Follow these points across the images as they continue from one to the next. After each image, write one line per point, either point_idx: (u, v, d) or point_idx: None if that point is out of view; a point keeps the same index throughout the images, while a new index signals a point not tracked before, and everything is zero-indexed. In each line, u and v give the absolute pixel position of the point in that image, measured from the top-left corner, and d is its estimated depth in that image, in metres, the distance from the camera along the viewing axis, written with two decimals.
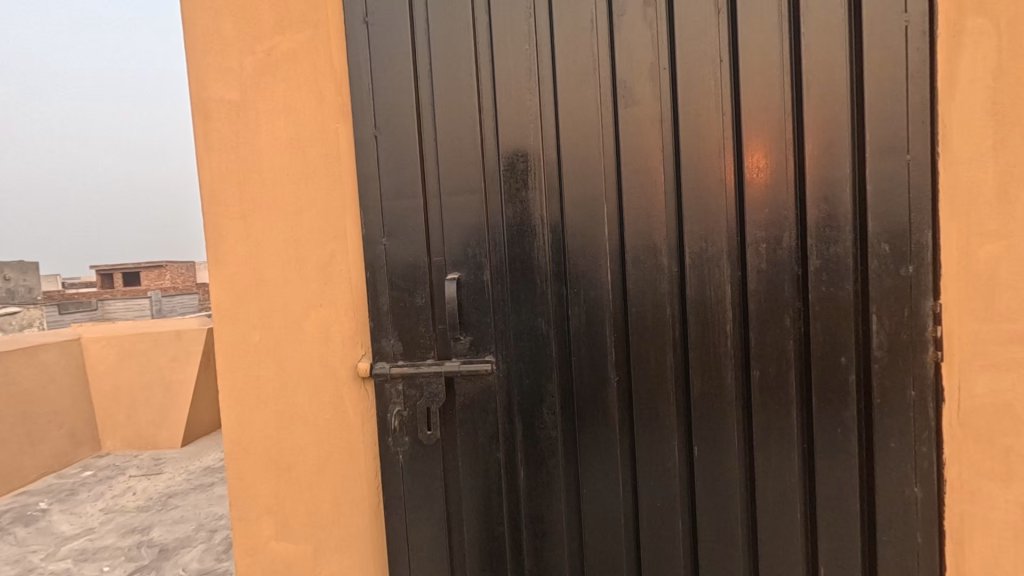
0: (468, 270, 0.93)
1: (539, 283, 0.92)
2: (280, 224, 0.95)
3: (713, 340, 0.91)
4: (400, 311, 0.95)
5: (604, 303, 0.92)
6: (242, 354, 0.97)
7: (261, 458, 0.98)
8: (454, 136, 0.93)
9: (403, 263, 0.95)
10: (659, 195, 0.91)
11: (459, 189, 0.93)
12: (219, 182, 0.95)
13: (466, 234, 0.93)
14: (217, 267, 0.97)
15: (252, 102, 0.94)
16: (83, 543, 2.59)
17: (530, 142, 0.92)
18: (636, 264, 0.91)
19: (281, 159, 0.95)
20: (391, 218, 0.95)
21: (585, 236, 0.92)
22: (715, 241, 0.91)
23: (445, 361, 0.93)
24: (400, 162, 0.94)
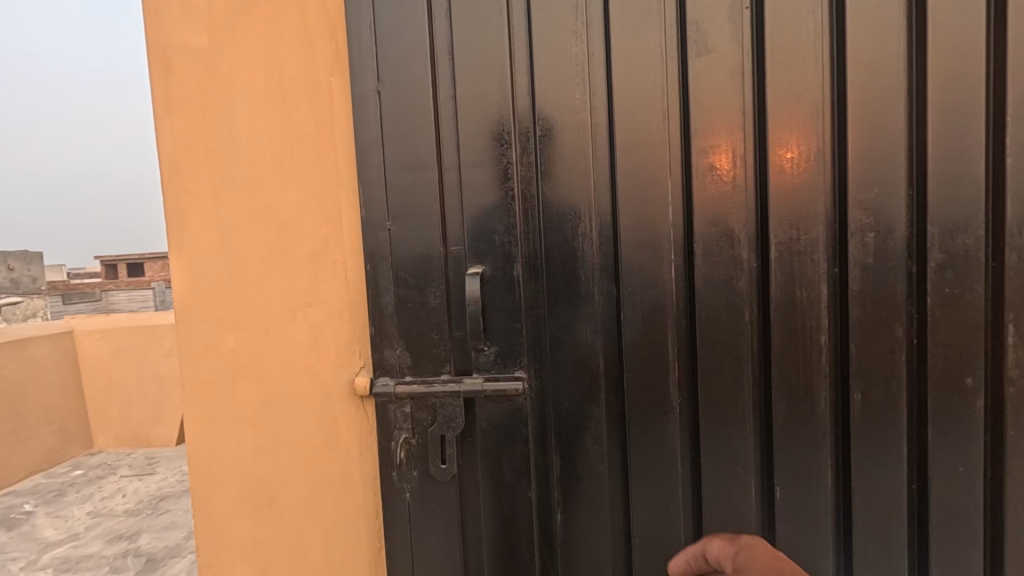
0: (494, 264, 0.74)
1: (585, 279, 0.73)
2: (260, 202, 0.76)
3: (803, 355, 0.72)
4: (407, 313, 0.77)
5: (667, 304, 0.73)
6: (210, 365, 0.76)
7: (235, 493, 0.77)
8: (477, 93, 0.74)
9: (413, 254, 0.77)
10: (735, 168, 0.72)
11: (484, 160, 0.74)
12: (181, 151, 0.75)
13: (493, 219, 0.74)
14: (180, 252, 0.75)
15: (224, 50, 0.74)
16: (66, 551, 2.42)
17: (575, 103, 0.73)
18: (706, 257, 0.72)
19: (262, 120, 0.75)
20: (398, 197, 0.76)
21: (642, 221, 0.73)
22: (809, 229, 0.71)
23: (462, 378, 0.75)
24: (409, 127, 0.75)
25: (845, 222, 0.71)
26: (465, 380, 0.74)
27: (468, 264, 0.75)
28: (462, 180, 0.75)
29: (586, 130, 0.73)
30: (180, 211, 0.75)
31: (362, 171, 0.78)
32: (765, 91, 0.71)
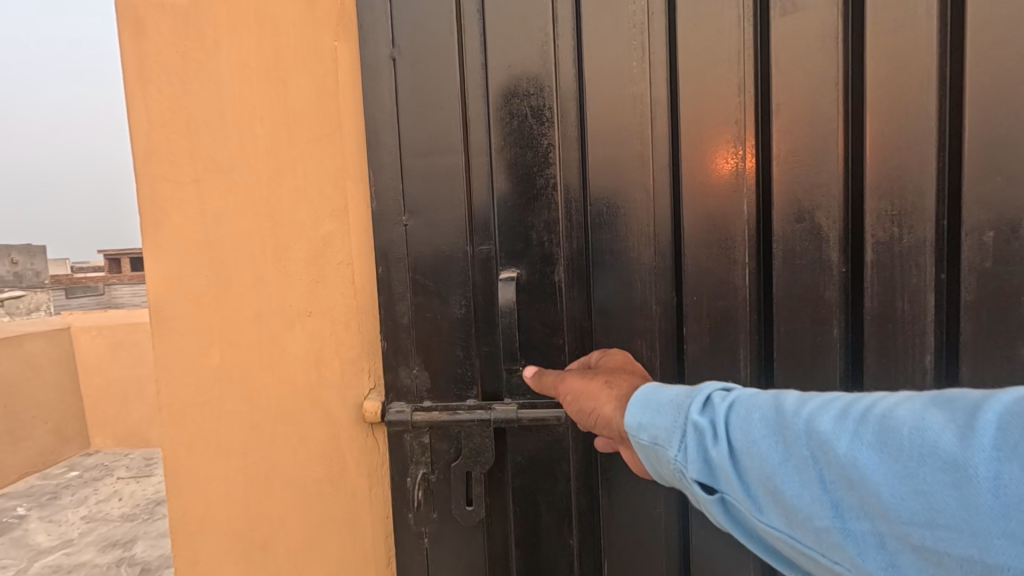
0: (532, 266, 0.63)
1: (641, 286, 0.62)
2: (252, 191, 0.64)
3: (906, 379, 0.60)
4: (427, 326, 0.65)
5: (739, 316, 0.62)
6: (190, 387, 0.65)
7: (224, 534, 0.67)
8: (516, 61, 0.62)
9: (434, 254, 0.64)
10: (821, 154, 0.60)
11: (522, 142, 0.62)
12: (157, 133, 0.63)
13: (531, 212, 0.62)
14: (156, 252, 0.64)
15: (207, 9, 0.62)
16: (57, 559, 2.32)
17: (632, 72, 0.61)
18: (784, 260, 0.61)
19: (253, 95, 0.63)
20: (417, 186, 0.64)
21: (705, 216, 0.61)
22: (915, 227, 0.59)
23: (491, 405, 0.63)
24: (431, 101, 0.63)
25: (957, 219, 0.59)
26: (497, 407, 0.63)
27: (501, 265, 0.64)
28: (496, 165, 0.63)
29: (642, 105, 0.61)
30: (156, 201, 0.64)
31: (374, 154, 0.64)
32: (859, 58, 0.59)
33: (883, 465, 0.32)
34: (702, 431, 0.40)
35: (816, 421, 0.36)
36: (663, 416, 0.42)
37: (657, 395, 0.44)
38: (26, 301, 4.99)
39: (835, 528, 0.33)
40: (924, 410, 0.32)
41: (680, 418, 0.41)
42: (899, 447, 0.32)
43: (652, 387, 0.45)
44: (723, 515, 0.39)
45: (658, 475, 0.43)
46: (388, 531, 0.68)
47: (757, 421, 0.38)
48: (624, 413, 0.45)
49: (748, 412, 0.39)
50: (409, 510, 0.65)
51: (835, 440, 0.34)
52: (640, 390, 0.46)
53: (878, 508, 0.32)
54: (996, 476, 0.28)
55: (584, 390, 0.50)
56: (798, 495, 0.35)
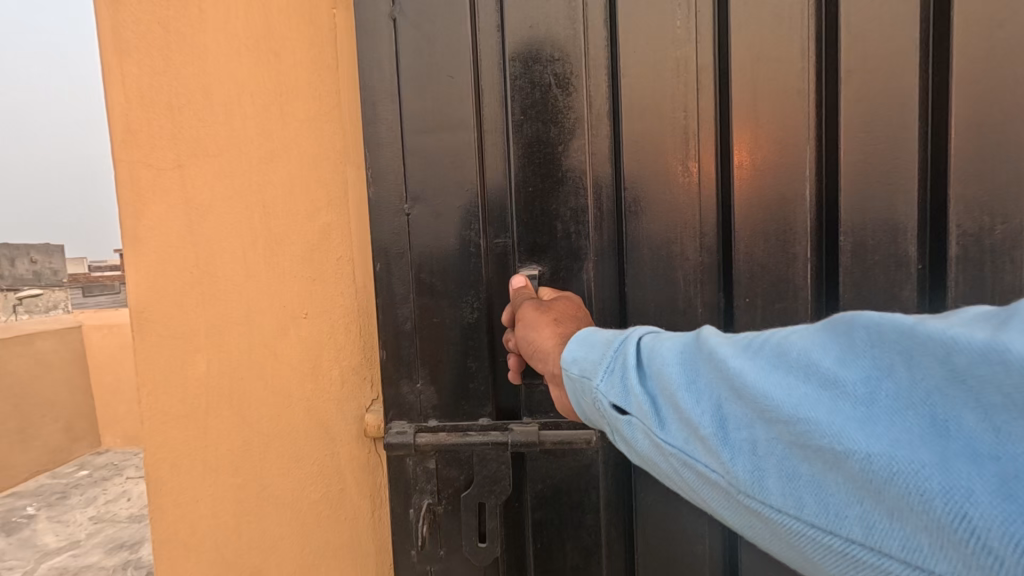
0: (557, 259, 0.60)
1: (697, 276, 0.63)
2: (240, 177, 0.57)
3: None
4: (434, 332, 0.59)
5: (802, 304, 0.64)
6: (177, 396, 0.59)
7: (215, 559, 0.61)
8: (538, 31, 0.58)
9: (442, 249, 0.59)
10: (891, 142, 0.63)
11: (550, 124, 0.59)
12: (134, 112, 0.56)
13: (557, 199, 0.60)
14: (136, 249, 0.57)
15: None
16: (64, 561, 2.29)
17: (677, 34, 0.60)
18: (857, 243, 0.64)
19: (235, 64, 0.56)
20: (422, 170, 0.58)
21: (768, 201, 0.62)
22: (1008, 218, 0.63)
23: (505, 426, 0.58)
24: (435, 69, 0.57)
25: (1002, 199, 0.63)
26: (513, 428, 0.58)
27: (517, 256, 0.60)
28: (513, 144, 0.59)
29: (683, 86, 0.61)
30: (135, 188, 0.57)
31: (371, 129, 0.58)
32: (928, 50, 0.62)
33: (758, 366, 0.30)
34: (624, 358, 0.38)
35: (710, 337, 0.34)
36: (593, 348, 0.41)
37: (595, 332, 0.43)
38: (38, 299, 5.01)
39: (712, 435, 0.31)
40: (813, 331, 0.30)
41: (610, 350, 0.39)
42: (783, 356, 0.30)
43: (587, 327, 0.44)
44: (625, 436, 0.36)
45: (583, 412, 0.41)
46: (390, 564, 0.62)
47: (663, 344, 0.36)
48: (564, 350, 0.43)
49: (657, 337, 0.37)
50: (414, 545, 0.59)
51: (718, 349, 0.32)
52: (580, 330, 0.45)
53: (751, 408, 0.29)
54: (853, 376, 0.27)
55: (531, 321, 0.49)
56: (683, 404, 0.32)
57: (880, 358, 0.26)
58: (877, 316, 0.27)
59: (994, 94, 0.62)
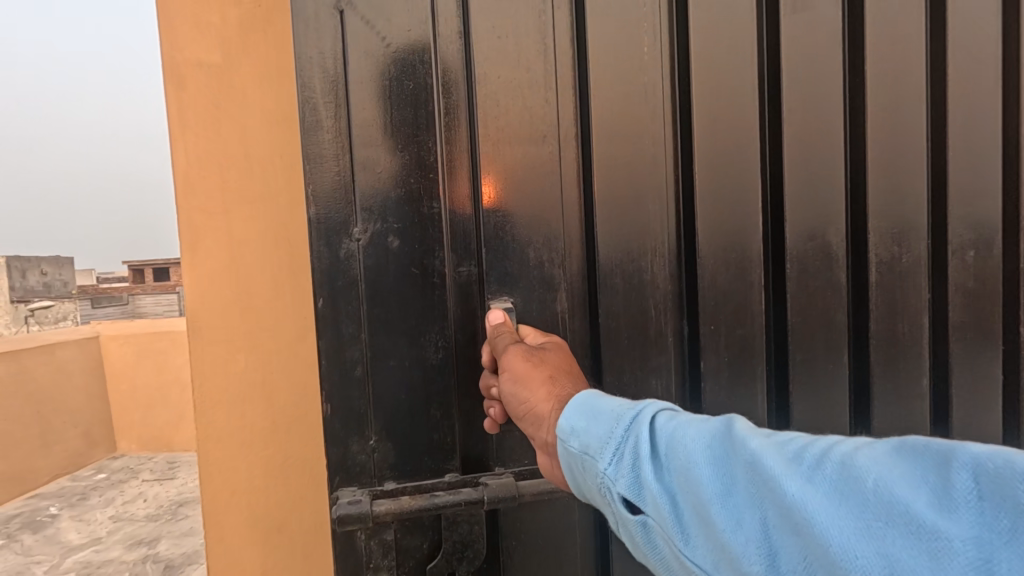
0: (528, 290, 0.73)
1: (664, 306, 0.80)
2: (271, 220, 0.77)
3: (902, 353, 0.87)
4: (386, 353, 0.69)
5: (756, 327, 0.82)
6: (221, 389, 0.75)
7: (246, 518, 0.78)
8: (489, 70, 0.71)
9: (399, 276, 0.69)
10: (828, 174, 0.83)
11: (509, 159, 0.72)
12: (194, 169, 0.73)
13: (535, 228, 0.74)
14: (192, 272, 0.74)
15: (238, 66, 0.75)
16: (88, 555, 2.46)
17: (644, 58, 0.77)
18: (797, 264, 0.83)
19: (276, 136, 0.76)
20: (381, 204, 0.68)
21: (721, 225, 0.80)
22: (912, 245, 0.86)
23: (460, 488, 0.69)
24: (392, 100, 0.67)
25: (913, 230, 0.86)
26: (482, 484, 0.69)
27: (487, 283, 0.72)
28: (477, 175, 0.71)
29: (644, 120, 0.77)
30: (193, 226, 0.74)
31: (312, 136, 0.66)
32: (846, 107, 0.85)
33: (824, 497, 0.36)
34: (634, 443, 0.46)
35: (756, 446, 0.40)
36: (600, 426, 0.49)
37: (597, 406, 0.51)
38: (52, 310, 5.19)
39: (765, 564, 0.37)
40: (886, 462, 0.36)
41: (618, 430, 0.47)
42: (863, 493, 0.35)
43: (595, 398, 0.52)
44: (644, 530, 0.44)
45: (586, 486, 0.49)
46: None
47: (698, 446, 0.43)
48: (560, 416, 0.52)
49: (692, 435, 0.43)
50: None
51: (773, 467, 0.38)
52: (584, 399, 0.53)
53: (812, 544, 0.35)
54: (954, 526, 0.32)
55: (529, 378, 0.58)
56: (721, 515, 0.39)
57: (987, 518, 0.31)
58: (992, 473, 0.32)
59: (881, 137, 0.84)
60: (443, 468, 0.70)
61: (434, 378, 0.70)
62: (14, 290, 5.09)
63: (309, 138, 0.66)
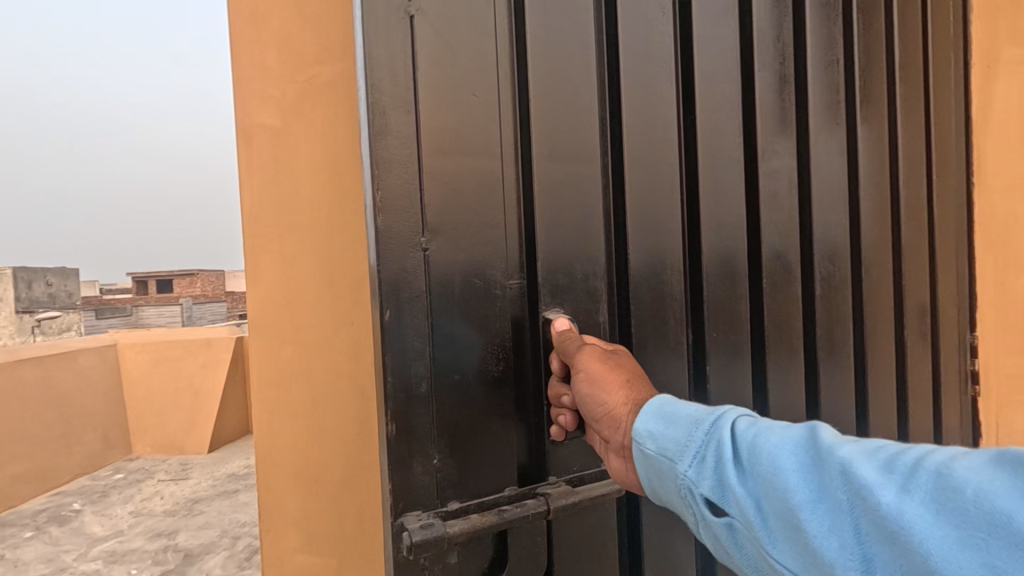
0: (577, 303, 0.54)
1: (683, 316, 0.62)
2: (312, 242, 0.98)
3: (844, 373, 0.78)
4: (450, 393, 0.47)
5: (745, 342, 0.67)
6: (274, 370, 1.01)
7: (290, 472, 1.01)
8: (557, 52, 0.52)
9: (464, 289, 0.47)
10: (788, 181, 0.72)
11: (570, 158, 0.53)
12: (258, 206, 1.00)
13: (573, 242, 0.54)
14: (254, 280, 1.01)
15: (292, 127, 0.99)
16: (112, 545, 2.65)
17: (663, 37, 0.60)
18: (772, 270, 0.70)
19: (322, 181, 0.98)
20: (447, 207, 0.46)
21: (727, 234, 0.66)
22: (840, 264, 0.77)
23: (533, 493, 0.51)
24: (461, 76, 0.47)
25: (864, 238, 0.80)
26: (546, 491, 0.51)
27: (541, 300, 0.52)
28: (540, 178, 0.51)
29: (672, 115, 0.61)
30: (254, 248, 1.00)
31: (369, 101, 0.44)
32: (816, 104, 0.74)
33: (939, 516, 0.26)
34: (714, 447, 0.35)
35: (845, 452, 0.30)
36: (676, 428, 0.38)
37: (674, 409, 0.39)
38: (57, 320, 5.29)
39: None
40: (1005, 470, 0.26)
41: (696, 434, 0.36)
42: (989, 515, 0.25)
43: (668, 402, 0.40)
44: (728, 540, 0.34)
45: (660, 498, 0.38)
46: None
47: (782, 453, 0.32)
48: (635, 420, 0.40)
49: (777, 443, 0.32)
50: None
51: (870, 479, 0.28)
52: (660, 406, 0.40)
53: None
54: None
55: (603, 376, 0.44)
56: (816, 533, 0.29)
57: None
58: None
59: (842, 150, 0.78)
60: (503, 477, 0.50)
61: (485, 426, 0.49)
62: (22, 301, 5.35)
63: (376, 110, 0.43)
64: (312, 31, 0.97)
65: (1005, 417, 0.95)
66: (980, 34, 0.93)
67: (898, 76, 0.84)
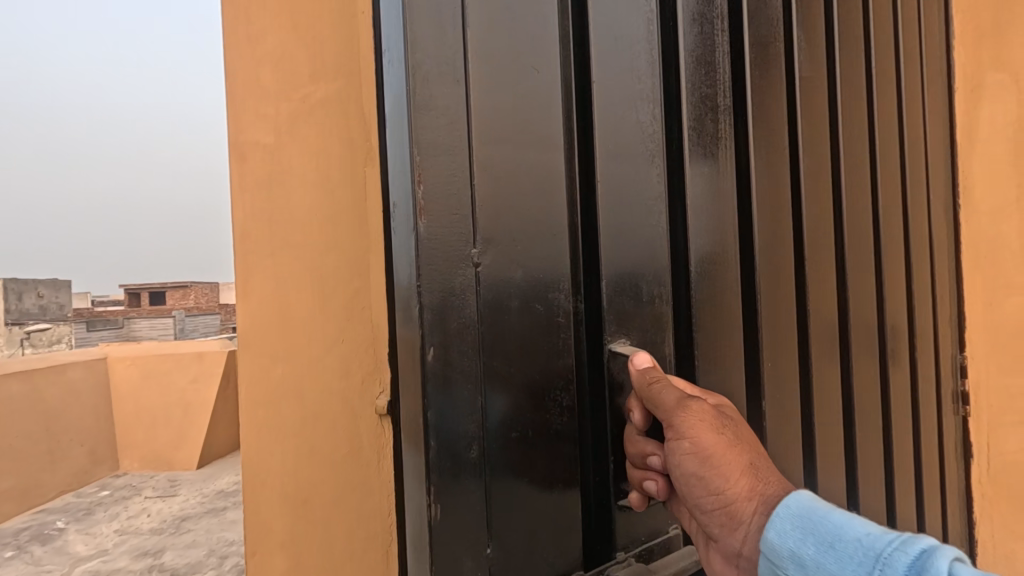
0: (643, 332, 0.56)
1: (737, 333, 0.64)
2: (306, 257, 0.98)
3: (858, 386, 0.79)
4: (508, 426, 0.48)
5: (788, 358, 0.69)
6: (266, 387, 0.99)
7: (279, 492, 0.99)
8: (610, 73, 0.55)
9: (522, 315, 0.49)
10: (820, 204, 0.75)
11: (613, 162, 0.54)
12: (250, 222, 0.99)
13: (636, 253, 0.56)
14: (245, 297, 1.00)
15: (286, 144, 0.99)
16: (95, 565, 2.57)
17: (714, 65, 0.63)
18: (812, 296, 0.73)
19: (316, 198, 0.98)
20: (492, 202, 0.47)
21: (769, 260, 0.67)
22: (862, 280, 0.80)
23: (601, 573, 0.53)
24: (513, 90, 0.48)
25: (883, 255, 0.83)
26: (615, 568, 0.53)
27: (608, 322, 0.54)
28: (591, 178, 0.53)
29: (710, 125, 0.62)
30: (246, 264, 0.99)
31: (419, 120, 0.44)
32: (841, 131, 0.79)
33: None
34: None
35: None
36: (845, 554, 0.38)
37: (824, 519, 0.41)
38: (44, 333, 5.14)
39: None
40: None
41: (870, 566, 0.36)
42: None
43: (822, 510, 0.41)
44: None
45: None
46: (389, 507, 0.94)
47: None
48: (774, 525, 0.42)
49: None
50: None
51: None
52: (801, 506, 0.42)
53: None
54: None
55: (710, 455, 0.47)
56: None
57: None
58: None
59: (859, 171, 0.81)
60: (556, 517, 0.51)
61: (543, 463, 0.50)
62: (9, 313, 5.29)
63: (421, 98, 0.44)
64: (309, 52, 0.98)
65: (997, 437, 0.95)
66: (963, 60, 0.96)
67: (903, 101, 0.88)
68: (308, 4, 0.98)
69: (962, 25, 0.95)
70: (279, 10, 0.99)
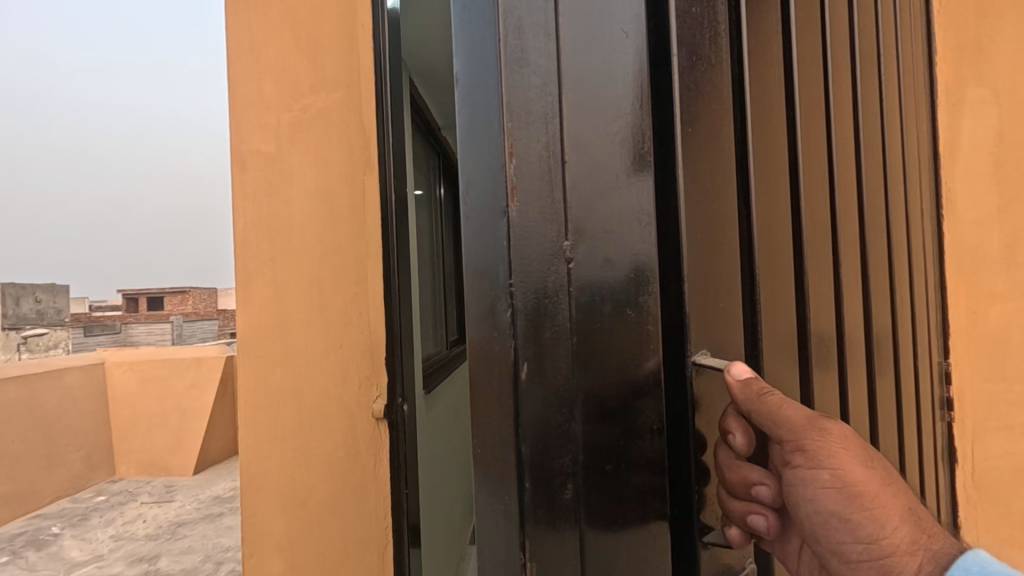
0: (725, 336, 0.42)
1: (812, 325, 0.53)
2: (305, 263, 1.00)
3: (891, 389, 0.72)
4: (598, 472, 0.36)
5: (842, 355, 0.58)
6: (263, 392, 1.00)
7: (276, 496, 1.00)
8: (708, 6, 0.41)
9: (615, 325, 0.37)
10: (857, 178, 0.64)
11: (702, 126, 0.40)
12: (249, 228, 1.01)
13: (711, 251, 0.41)
14: (244, 302, 1.01)
15: (287, 153, 1.01)
16: (90, 570, 2.51)
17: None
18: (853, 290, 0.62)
19: (315, 206, 1.00)
20: (581, 185, 0.37)
21: (822, 265, 0.55)
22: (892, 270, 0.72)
23: None
24: (594, 37, 0.37)
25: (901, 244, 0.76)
26: None
27: (691, 327, 0.39)
28: (681, 141, 0.39)
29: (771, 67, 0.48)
30: (245, 270, 1.00)
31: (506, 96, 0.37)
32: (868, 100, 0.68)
33: None
34: None
35: None
36: None
37: None
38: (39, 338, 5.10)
39: None
40: None
41: None
42: None
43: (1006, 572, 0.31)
44: None
45: None
46: (386, 509, 0.98)
47: None
48: None
49: None
50: None
51: None
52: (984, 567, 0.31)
53: None
54: None
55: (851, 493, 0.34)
56: None
57: None
58: None
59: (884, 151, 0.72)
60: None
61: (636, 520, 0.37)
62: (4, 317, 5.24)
63: (511, 27, 0.37)
64: (309, 62, 1.01)
65: (980, 443, 0.98)
66: (944, 76, 0.99)
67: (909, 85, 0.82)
68: (309, 16, 1.01)
69: (944, 42, 0.98)
70: (280, 22, 1.01)
